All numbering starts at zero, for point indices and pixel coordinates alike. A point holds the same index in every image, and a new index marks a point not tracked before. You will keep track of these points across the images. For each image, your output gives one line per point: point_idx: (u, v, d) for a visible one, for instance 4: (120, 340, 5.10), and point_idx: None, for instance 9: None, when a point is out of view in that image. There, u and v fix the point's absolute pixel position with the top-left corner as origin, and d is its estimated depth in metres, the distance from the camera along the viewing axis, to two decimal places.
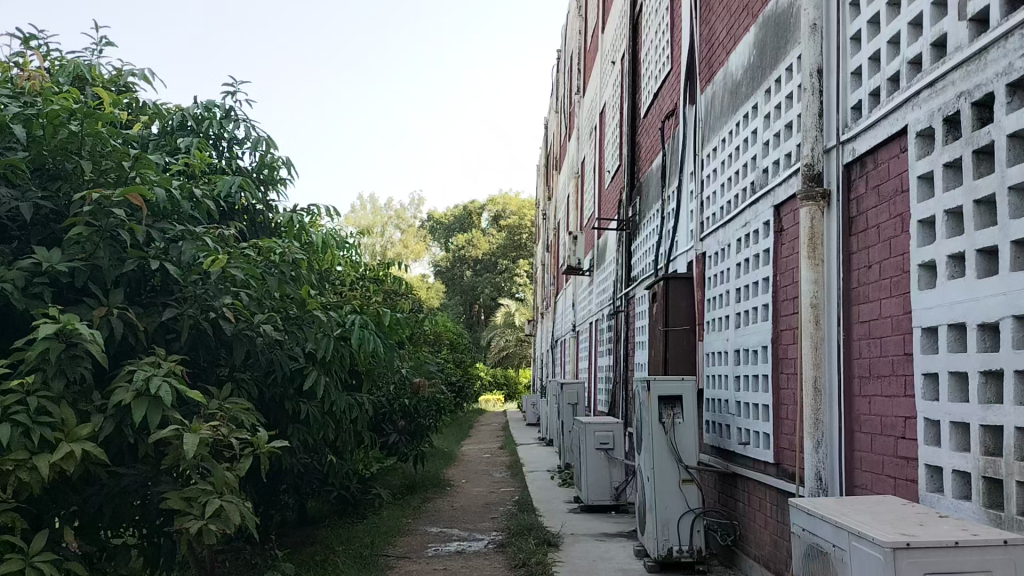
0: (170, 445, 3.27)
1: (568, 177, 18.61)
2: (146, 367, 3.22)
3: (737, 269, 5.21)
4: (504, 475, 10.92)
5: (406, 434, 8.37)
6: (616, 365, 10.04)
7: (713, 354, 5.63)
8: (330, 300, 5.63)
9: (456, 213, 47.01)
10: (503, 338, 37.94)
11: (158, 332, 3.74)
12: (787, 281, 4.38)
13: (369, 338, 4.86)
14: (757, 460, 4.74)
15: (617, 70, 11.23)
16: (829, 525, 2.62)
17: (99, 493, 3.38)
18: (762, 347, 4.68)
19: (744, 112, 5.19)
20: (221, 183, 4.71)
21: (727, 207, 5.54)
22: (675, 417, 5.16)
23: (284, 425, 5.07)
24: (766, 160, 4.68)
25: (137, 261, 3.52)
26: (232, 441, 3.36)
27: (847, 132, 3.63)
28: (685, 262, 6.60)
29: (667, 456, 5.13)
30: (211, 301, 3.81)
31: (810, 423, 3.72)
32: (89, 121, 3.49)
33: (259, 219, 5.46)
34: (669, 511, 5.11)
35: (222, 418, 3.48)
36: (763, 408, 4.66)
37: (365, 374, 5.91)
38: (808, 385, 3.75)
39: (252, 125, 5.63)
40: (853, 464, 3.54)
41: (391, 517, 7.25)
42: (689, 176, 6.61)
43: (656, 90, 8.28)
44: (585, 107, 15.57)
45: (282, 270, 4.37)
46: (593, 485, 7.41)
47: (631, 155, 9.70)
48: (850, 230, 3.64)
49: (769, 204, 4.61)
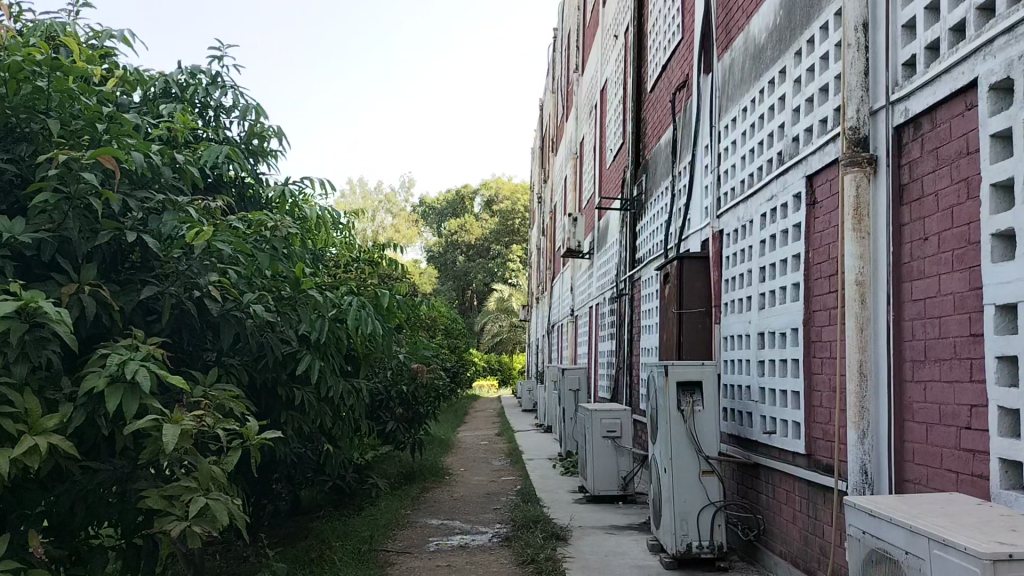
0: (150, 437, 2.92)
1: (564, 158, 18.24)
2: (122, 351, 2.88)
3: (761, 246, 4.88)
4: (504, 462, 10.61)
5: (404, 422, 8.04)
6: (620, 349, 9.74)
7: (732, 338, 5.31)
8: (325, 280, 5.29)
9: (449, 197, 46.54)
10: (497, 324, 37.62)
11: (137, 312, 3.38)
12: (821, 258, 4.06)
13: (367, 320, 4.53)
14: (784, 451, 4.42)
15: (620, 43, 10.85)
16: (902, 529, 2.30)
17: (70, 491, 3.03)
18: (791, 329, 4.36)
19: (770, 77, 4.86)
20: (208, 152, 4.34)
21: (748, 181, 5.21)
22: (695, 405, 4.84)
23: (277, 412, 4.74)
24: (797, 126, 4.37)
25: (112, 232, 3.15)
26: (219, 432, 3.00)
27: (899, 92, 3.30)
28: (698, 240, 6.28)
29: (687, 445, 4.80)
30: (196, 279, 3.44)
31: (854, 411, 3.41)
32: (57, 76, 3.13)
33: (249, 193, 5.11)
34: (688, 505, 4.77)
35: (208, 407, 3.13)
36: (792, 395, 4.34)
37: (362, 358, 5.58)
38: (852, 370, 3.43)
39: (241, 92, 5.27)
40: (903, 457, 3.22)
41: (388, 508, 6.93)
42: (703, 150, 6.29)
43: (665, 62, 7.94)
44: (584, 86, 15.18)
45: (274, 245, 4.02)
46: (600, 474, 7.08)
47: (636, 132, 9.36)
48: (901, 200, 3.31)
49: (800, 174, 4.30)
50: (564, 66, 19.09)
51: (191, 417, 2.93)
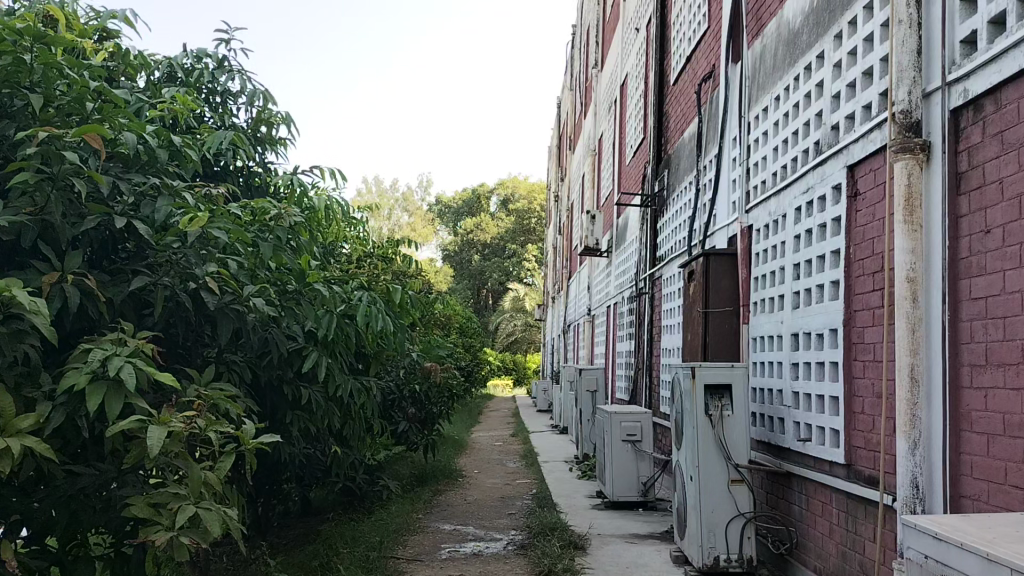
0: (135, 439, 2.68)
1: (582, 155, 17.94)
2: (105, 346, 2.64)
3: (794, 242, 4.60)
4: (518, 465, 10.34)
5: (417, 422, 7.80)
6: (639, 350, 9.47)
7: (762, 339, 5.03)
8: (335, 274, 5.06)
9: (465, 196, 46.32)
10: (512, 323, 37.31)
11: (126, 305, 3.14)
12: (864, 253, 3.77)
13: (377, 316, 4.31)
14: (821, 461, 4.13)
15: (641, 36, 10.57)
16: (976, 557, 2.02)
17: (50, 497, 2.83)
18: (829, 330, 4.07)
19: (806, 63, 4.57)
20: (211, 137, 4.10)
21: (780, 173, 4.93)
22: (724, 408, 4.54)
23: (282, 412, 4.50)
24: (837, 114, 4.09)
25: (99, 217, 2.92)
26: (212, 435, 2.76)
27: (957, 71, 3.00)
28: (724, 236, 6.00)
29: (716, 453, 4.52)
30: (193, 269, 3.20)
31: (904, 420, 3.12)
32: (41, 47, 2.88)
33: (256, 181, 4.87)
34: (716, 516, 4.49)
35: (201, 407, 2.89)
36: (830, 400, 4.05)
37: (373, 357, 5.35)
38: (903, 374, 3.14)
39: (248, 77, 5.03)
40: (960, 470, 2.93)
41: (400, 511, 6.69)
42: (730, 142, 6.00)
43: (689, 53, 7.66)
44: (603, 82, 14.90)
45: (278, 235, 3.76)
46: (619, 480, 6.80)
47: (658, 126, 9.08)
48: (959, 189, 3.02)
49: (840, 165, 4.01)
50: (583, 63, 18.79)
51: (180, 417, 2.69)
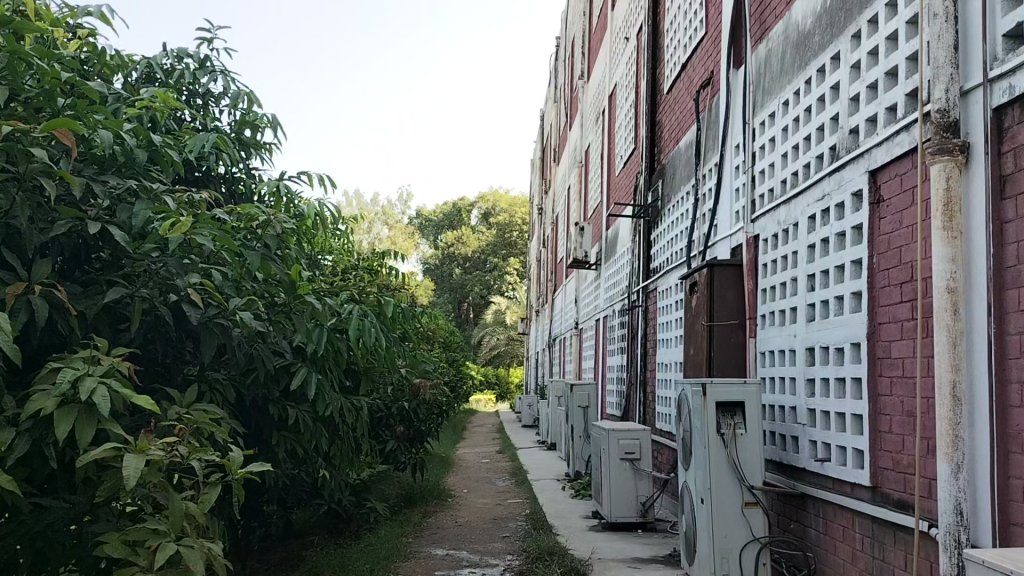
0: (110, 469, 2.40)
1: (568, 166, 17.73)
2: (77, 365, 2.36)
3: (808, 252, 4.38)
4: (508, 483, 10.06)
5: (405, 441, 7.50)
6: (632, 365, 9.24)
7: (773, 353, 4.81)
8: (323, 286, 4.79)
9: (446, 210, 46.08)
10: (494, 337, 37.02)
11: (101, 319, 2.86)
12: (890, 263, 3.56)
13: (370, 330, 4.04)
14: (842, 482, 3.91)
15: (631, 45, 10.40)
16: None
17: (13, 532, 2.54)
18: (850, 344, 3.85)
19: (819, 65, 4.37)
20: (193, 139, 3.83)
21: (790, 180, 4.73)
22: (736, 428, 4.31)
23: (267, 434, 4.23)
24: (855, 117, 3.89)
25: (70, 222, 2.65)
26: (195, 464, 2.48)
27: (1000, 66, 2.79)
28: (727, 247, 5.79)
29: (728, 474, 4.29)
30: (174, 280, 2.92)
31: (946, 442, 2.89)
32: (7, 34, 2.61)
33: (239, 188, 4.60)
34: (731, 541, 4.26)
35: (182, 431, 2.62)
36: (852, 418, 3.82)
37: (363, 373, 5.07)
38: (943, 392, 2.91)
39: (232, 78, 4.78)
40: (1009, 496, 2.70)
41: (389, 535, 6.40)
42: (733, 149, 5.80)
43: (685, 61, 7.48)
44: (590, 93, 14.76)
45: (266, 244, 3.49)
46: (617, 500, 6.54)
47: (650, 136, 8.89)
48: (1004, 193, 2.80)
49: (860, 170, 3.81)
50: (567, 74, 18.65)
51: (159, 444, 2.42)
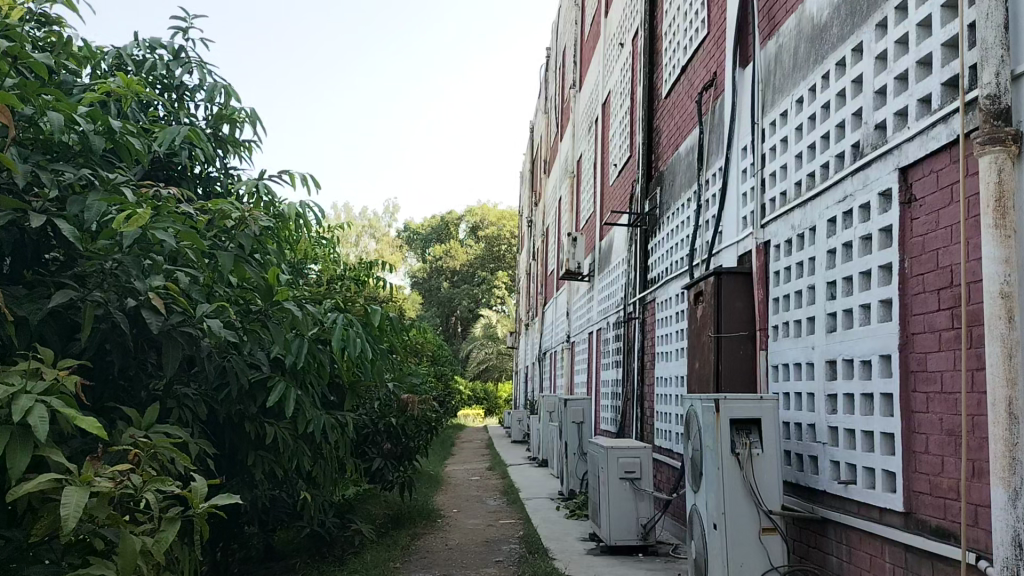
0: (50, 501, 2.06)
1: (559, 178, 17.44)
2: (11, 380, 2.02)
3: (828, 256, 4.09)
4: (499, 503, 9.69)
5: (393, 459, 7.13)
6: (628, 379, 8.92)
7: (788, 367, 4.50)
8: (305, 294, 4.45)
9: (434, 223, 45.78)
10: (483, 351, 36.64)
11: (47, 326, 2.52)
12: (925, 268, 3.26)
13: (355, 342, 3.69)
14: (869, 506, 3.59)
15: (626, 51, 10.14)
16: None
17: None
18: (878, 357, 3.54)
19: (839, 58, 4.09)
20: (162, 132, 3.50)
21: (806, 180, 4.44)
22: (753, 447, 4.00)
23: (242, 453, 3.88)
24: (883, 110, 3.60)
25: (8, 212, 2.32)
26: (150, 496, 2.15)
27: None
28: (735, 254, 5.49)
29: (743, 498, 3.97)
30: (132, 283, 2.58)
31: (1001, 465, 2.58)
32: None
33: (214, 189, 4.26)
34: (746, 570, 3.94)
35: (137, 457, 2.28)
36: (881, 438, 3.51)
37: (348, 388, 4.72)
38: (998, 409, 2.60)
39: (210, 72, 4.46)
40: None
41: (376, 559, 6.03)
42: (740, 151, 5.51)
43: (685, 63, 7.21)
44: (582, 102, 14.50)
45: (240, 244, 3.16)
46: (616, 522, 6.19)
47: (647, 143, 8.61)
48: None
49: (889, 168, 3.51)
50: (559, 84, 18.40)
51: (107, 472, 2.08)
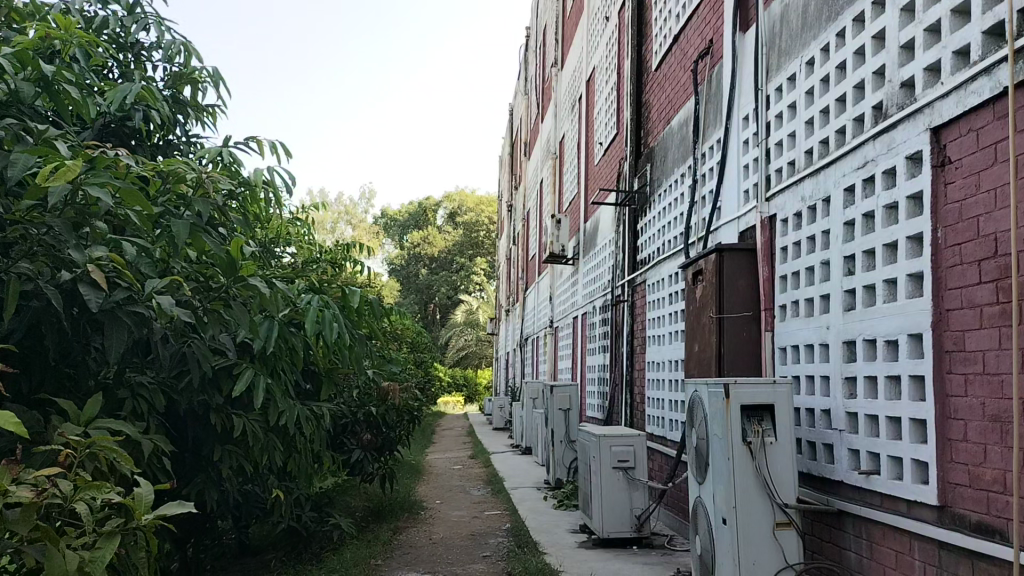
0: None
1: (541, 159, 17.01)
2: None
3: (845, 228, 3.77)
4: (484, 493, 9.38)
5: (373, 450, 6.79)
6: (617, 363, 8.61)
7: (800, 348, 4.19)
8: (276, 273, 4.06)
9: (411, 209, 45.20)
10: (462, 338, 36.26)
11: None
12: (963, 236, 2.95)
13: (331, 326, 3.33)
14: (894, 499, 3.30)
15: (612, 24, 9.76)
16: None
17: None
18: (906, 337, 3.24)
19: (858, 12, 3.76)
20: (112, 90, 3.11)
21: (818, 147, 4.12)
22: (766, 435, 3.69)
23: (209, 449, 3.52)
24: (910, 66, 3.28)
25: None
26: (84, 508, 1.81)
27: None
28: (735, 230, 5.18)
29: (756, 491, 3.67)
30: (66, 252, 2.22)
31: None
32: None
33: (174, 157, 3.87)
34: (759, 569, 3.65)
35: (69, 462, 1.92)
36: (911, 425, 3.21)
37: (325, 375, 4.35)
38: None
39: (168, 28, 4.05)
40: None
41: (356, 555, 5.70)
42: (742, 120, 5.18)
43: (678, 32, 6.87)
44: (564, 82, 14.09)
45: (198, 213, 2.79)
46: (609, 513, 5.90)
47: (637, 118, 8.26)
48: None
49: (918, 130, 3.20)
50: (540, 64, 17.94)
51: (32, 478, 1.73)
